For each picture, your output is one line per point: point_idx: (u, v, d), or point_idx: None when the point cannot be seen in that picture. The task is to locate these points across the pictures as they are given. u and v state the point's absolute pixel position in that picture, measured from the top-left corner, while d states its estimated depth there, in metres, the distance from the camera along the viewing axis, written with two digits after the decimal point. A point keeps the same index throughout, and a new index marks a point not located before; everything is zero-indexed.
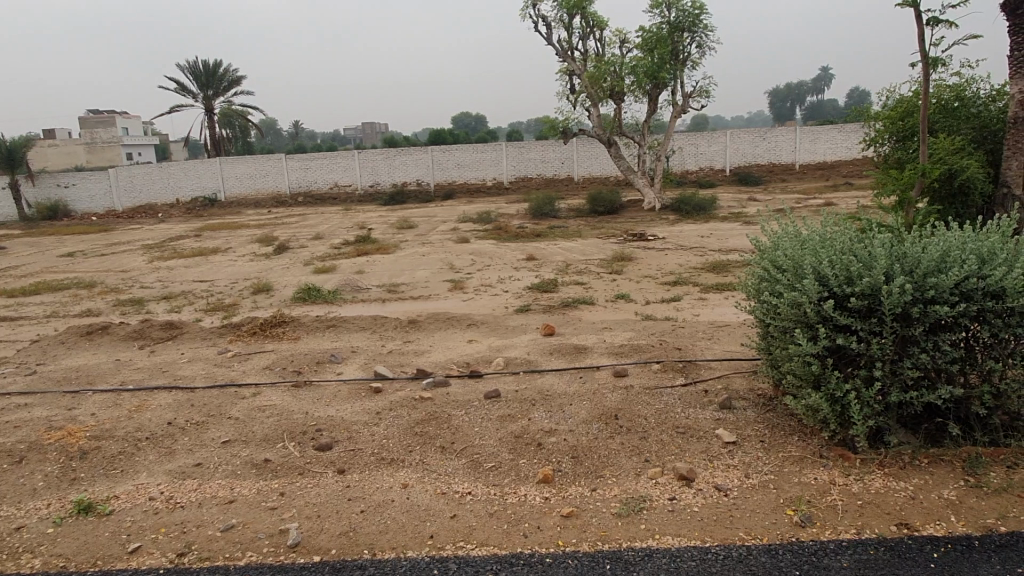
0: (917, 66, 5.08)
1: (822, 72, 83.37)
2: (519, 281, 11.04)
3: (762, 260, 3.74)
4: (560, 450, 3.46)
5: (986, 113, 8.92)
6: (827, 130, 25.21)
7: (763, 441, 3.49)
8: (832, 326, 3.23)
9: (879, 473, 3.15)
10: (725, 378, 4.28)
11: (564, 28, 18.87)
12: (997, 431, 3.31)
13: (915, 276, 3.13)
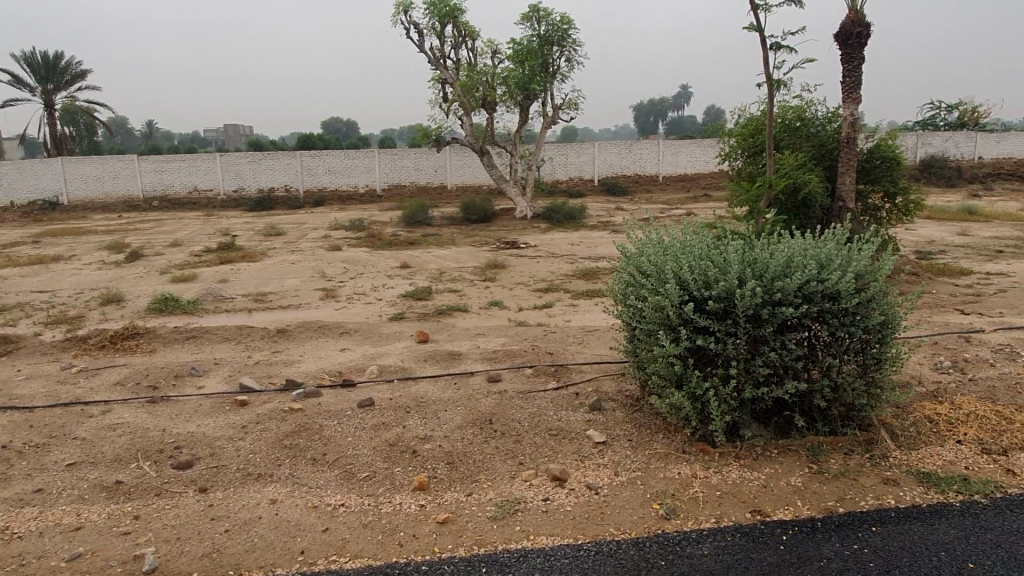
0: (763, 87, 5.50)
1: (682, 90, 88.27)
2: (392, 289, 10.92)
3: (627, 266, 3.90)
4: (434, 457, 3.44)
5: (824, 133, 9.81)
6: (687, 145, 26.86)
7: (631, 440, 3.64)
8: (692, 328, 3.41)
9: (735, 465, 3.37)
10: (596, 381, 4.42)
11: (436, 36, 18.88)
12: (836, 421, 3.61)
13: (764, 280, 3.36)
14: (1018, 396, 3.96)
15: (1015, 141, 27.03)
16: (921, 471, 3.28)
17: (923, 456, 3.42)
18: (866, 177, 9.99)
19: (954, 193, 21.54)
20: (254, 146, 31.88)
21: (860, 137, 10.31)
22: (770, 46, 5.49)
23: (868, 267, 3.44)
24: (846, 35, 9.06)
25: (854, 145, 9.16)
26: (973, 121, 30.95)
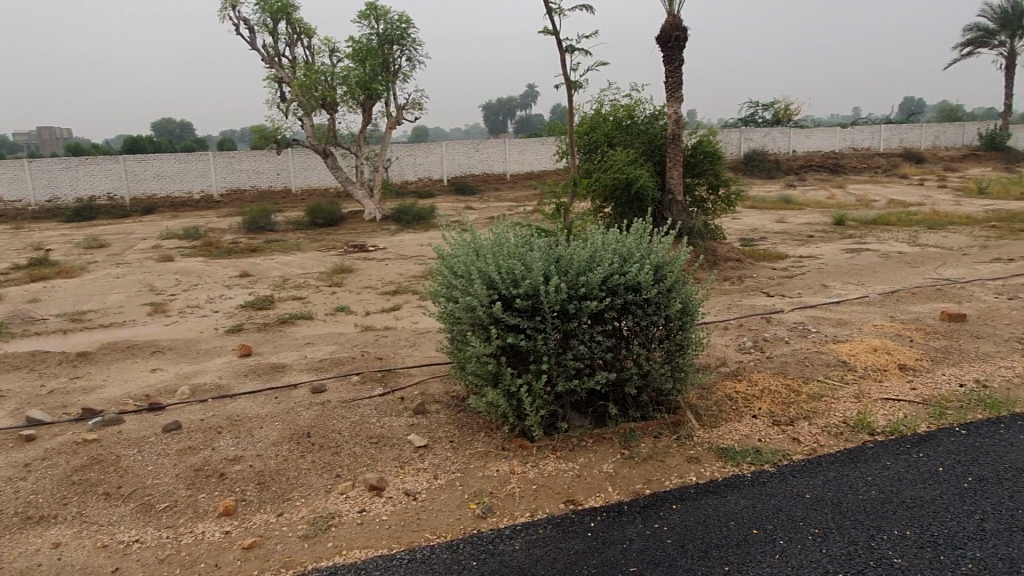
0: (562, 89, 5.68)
1: (528, 89, 90.61)
2: (230, 300, 10.34)
3: (443, 267, 3.90)
4: (244, 478, 3.27)
5: (652, 129, 10.28)
6: (533, 144, 27.77)
7: (452, 441, 3.64)
8: (503, 327, 3.46)
9: (552, 457, 3.45)
10: (422, 384, 4.39)
11: (268, 34, 18.10)
12: (647, 406, 3.80)
13: (569, 276, 3.46)
14: (806, 368, 4.36)
15: (823, 135, 29.83)
16: (720, 447, 3.51)
17: (723, 432, 3.66)
18: (691, 171, 10.61)
19: (773, 184, 23.42)
20: (70, 150, 29.16)
21: (685, 133, 10.94)
22: (566, 48, 5.68)
23: (666, 258, 3.63)
24: (666, 38, 9.63)
25: (680, 141, 9.74)
26: (786, 118, 34.04)
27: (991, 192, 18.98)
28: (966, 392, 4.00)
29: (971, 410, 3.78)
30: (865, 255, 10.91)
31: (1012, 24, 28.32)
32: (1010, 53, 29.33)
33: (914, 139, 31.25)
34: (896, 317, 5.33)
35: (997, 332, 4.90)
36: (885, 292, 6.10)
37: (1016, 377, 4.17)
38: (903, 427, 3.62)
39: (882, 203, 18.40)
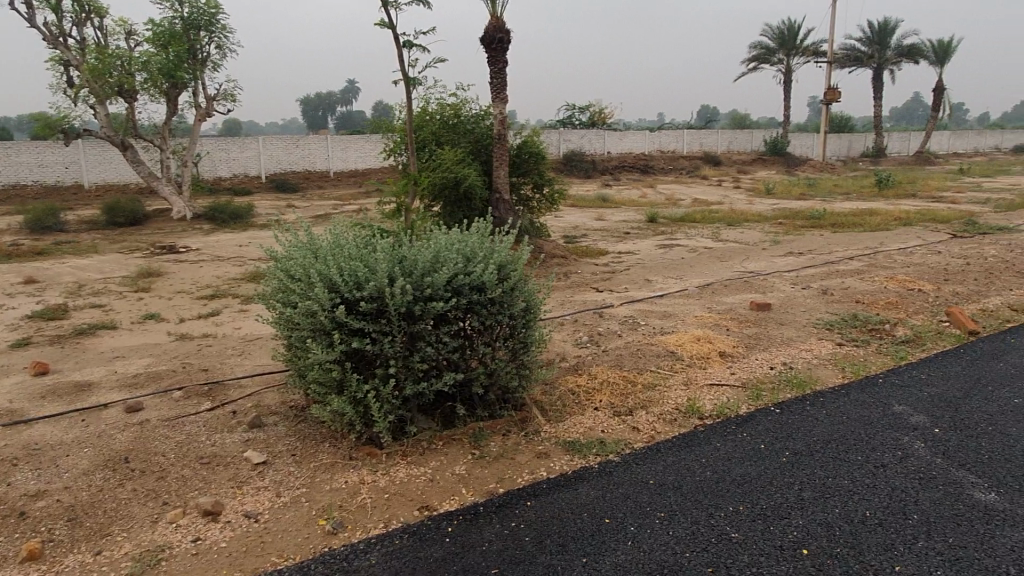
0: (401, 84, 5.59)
1: (348, 84, 88.39)
2: (12, 310, 9.07)
3: (276, 270, 3.65)
4: (52, 515, 2.86)
5: (479, 129, 10.40)
6: (355, 141, 27.11)
7: (294, 455, 3.42)
8: (347, 331, 3.30)
9: (402, 463, 3.35)
10: (255, 396, 4.09)
11: (50, 11, 16.11)
12: (494, 405, 3.81)
13: (413, 277, 3.37)
14: (639, 360, 4.59)
15: (633, 138, 31.78)
16: (566, 440, 3.60)
17: (568, 426, 3.75)
18: (517, 171, 10.85)
19: (591, 184, 24.59)
20: None
21: (510, 133, 11.16)
22: (404, 42, 5.59)
23: (509, 257, 3.66)
24: (490, 39, 9.76)
25: (506, 142, 9.94)
26: (601, 121, 35.96)
27: (777, 192, 21.21)
28: (776, 373, 4.42)
29: (782, 390, 4.18)
30: (677, 251, 11.76)
31: (788, 44, 31.86)
32: (787, 70, 32.98)
33: (711, 144, 34.19)
34: (713, 309, 5.77)
35: (796, 319, 5.46)
36: (700, 285, 6.59)
37: (815, 358, 4.67)
38: (727, 410, 3.92)
39: (688, 202, 19.94)
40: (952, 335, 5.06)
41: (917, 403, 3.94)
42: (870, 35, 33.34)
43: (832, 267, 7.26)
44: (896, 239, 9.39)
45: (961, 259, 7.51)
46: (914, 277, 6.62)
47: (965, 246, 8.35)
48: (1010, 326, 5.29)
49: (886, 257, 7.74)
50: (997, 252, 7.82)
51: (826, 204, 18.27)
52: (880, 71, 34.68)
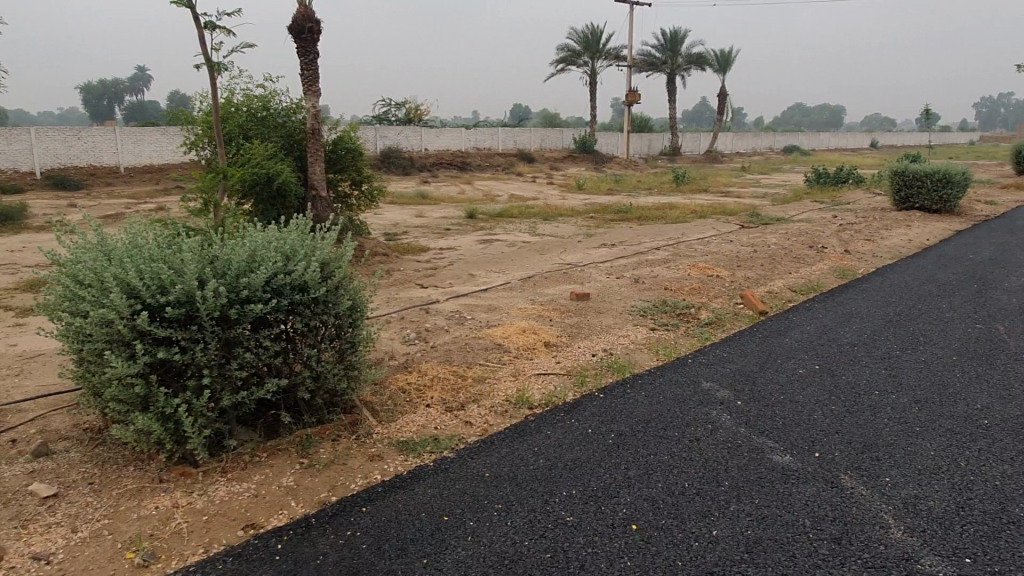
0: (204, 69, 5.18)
1: (138, 72, 80.91)
2: None
3: (60, 275, 3.20)
4: None
5: (290, 124, 9.95)
6: (149, 134, 24.83)
7: (92, 484, 3.04)
8: (151, 341, 2.98)
9: (222, 480, 3.09)
10: (40, 421, 3.59)
11: None
12: (322, 409, 3.63)
13: (227, 278, 3.11)
14: (467, 354, 4.60)
15: (450, 135, 31.97)
16: (400, 440, 3.52)
17: (400, 425, 3.67)
18: (334, 167, 10.50)
19: (409, 180, 24.41)
20: None
21: (325, 128, 10.79)
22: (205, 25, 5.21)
23: (331, 255, 3.50)
24: (299, 29, 9.33)
25: (320, 137, 9.60)
26: (416, 117, 35.85)
27: (587, 188, 22.34)
28: (599, 360, 4.63)
29: (603, 375, 4.38)
30: (497, 246, 11.99)
31: (592, 47, 33.63)
32: (591, 72, 34.82)
33: (524, 141, 35.27)
34: (536, 300, 5.93)
35: (613, 307, 5.76)
36: (522, 278, 6.75)
37: (632, 343, 4.95)
38: (555, 398, 4.04)
39: (505, 198, 20.45)
40: (746, 316, 5.59)
41: (721, 379, 4.30)
42: (663, 43, 36.09)
43: (641, 257, 7.75)
44: (694, 230, 10.23)
45: (749, 247, 8.34)
46: (712, 264, 7.24)
47: (752, 236, 9.28)
48: (792, 305, 5.95)
49: (687, 246, 8.40)
50: (778, 241, 8.77)
51: (632, 199, 19.50)
52: (673, 77, 37.64)
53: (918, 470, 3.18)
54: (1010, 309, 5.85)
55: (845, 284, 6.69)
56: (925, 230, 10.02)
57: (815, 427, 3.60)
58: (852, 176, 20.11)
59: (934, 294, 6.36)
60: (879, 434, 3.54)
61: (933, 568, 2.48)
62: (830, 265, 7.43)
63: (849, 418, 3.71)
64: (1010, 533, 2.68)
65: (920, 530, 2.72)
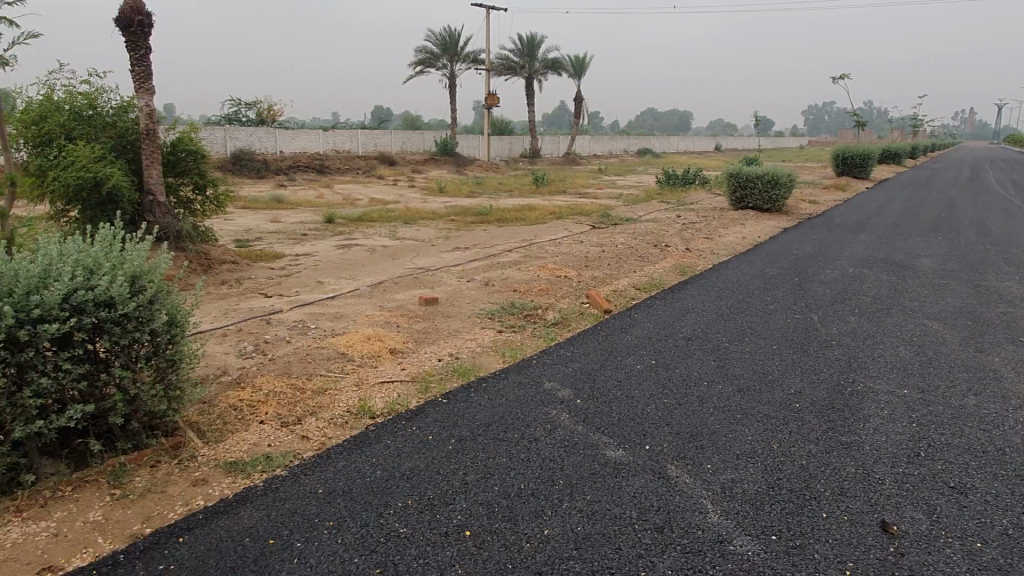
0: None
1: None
2: None
3: None
4: None
5: (121, 123, 9.17)
6: None
7: None
8: None
9: (15, 521, 2.78)
10: None
11: None
12: (140, 434, 3.36)
13: (15, 296, 2.79)
14: (307, 366, 4.43)
15: (306, 137, 30.98)
16: (228, 461, 3.32)
17: (229, 445, 3.47)
18: (173, 170, 9.80)
19: (263, 184, 23.39)
20: None
21: (161, 130, 10.07)
22: None
23: (143, 267, 3.24)
24: (126, 22, 8.66)
25: (155, 137, 8.93)
26: (270, 118, 34.49)
27: (448, 190, 22.35)
28: (445, 365, 4.61)
29: (448, 380, 4.36)
30: (355, 250, 11.73)
31: (450, 50, 33.72)
32: (450, 75, 34.91)
33: (385, 144, 34.78)
34: (384, 306, 5.82)
35: (461, 311, 5.76)
36: (372, 284, 6.61)
37: (479, 346, 4.97)
38: (397, 406, 3.97)
39: (364, 201, 20.08)
40: (591, 315, 5.77)
41: (563, 378, 4.40)
42: (520, 47, 36.78)
43: (494, 260, 7.82)
44: (548, 231, 10.47)
45: (597, 247, 8.63)
46: (561, 265, 7.41)
47: (601, 236, 9.63)
48: (634, 303, 6.20)
49: (539, 248, 8.58)
50: (625, 240, 9.14)
51: (492, 201, 19.70)
52: (530, 81, 38.46)
53: (736, 454, 3.39)
54: (824, 300, 6.40)
55: (683, 281, 7.06)
56: (756, 228, 10.80)
57: (648, 421, 3.76)
58: (697, 178, 21.38)
59: (761, 288, 6.86)
60: (704, 423, 3.74)
61: (743, 548, 2.65)
62: (671, 263, 7.83)
63: (679, 410, 3.90)
64: (811, 508, 2.91)
65: (735, 512, 2.89)
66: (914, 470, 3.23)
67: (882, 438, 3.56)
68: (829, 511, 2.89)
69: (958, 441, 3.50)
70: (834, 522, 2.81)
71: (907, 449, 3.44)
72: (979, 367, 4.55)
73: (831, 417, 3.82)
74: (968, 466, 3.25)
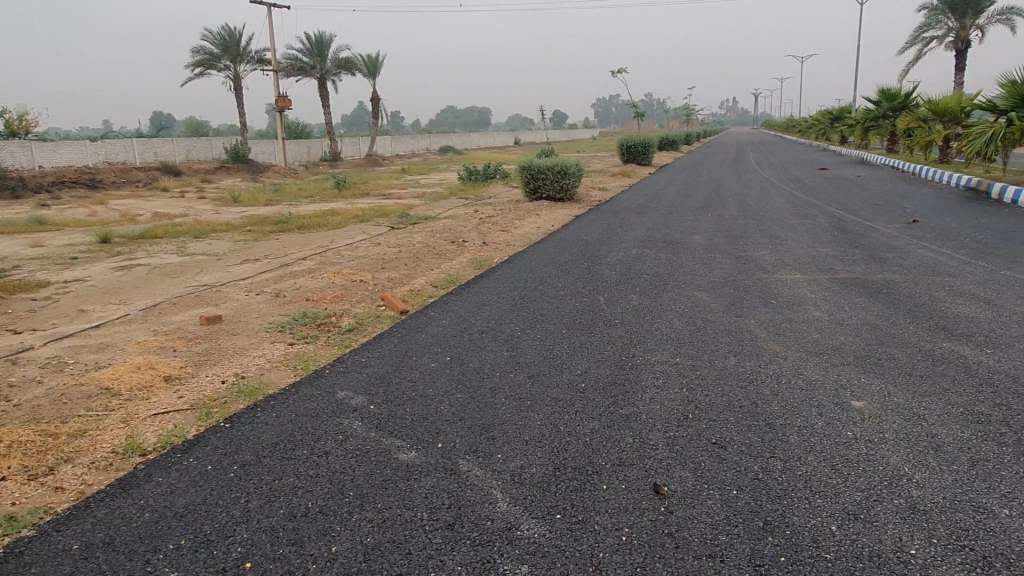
0: None
1: None
2: None
3: None
4: None
5: None
6: None
7: None
8: None
9: None
10: None
11: None
12: None
13: None
14: (63, 407, 3.95)
15: (71, 149, 27.81)
16: None
17: None
18: None
19: (20, 205, 20.64)
20: None
21: None
22: None
23: None
24: None
25: None
26: (23, 130, 30.53)
27: (242, 200, 21.11)
28: (228, 387, 4.30)
29: (232, 403, 4.08)
30: (135, 270, 10.71)
31: (232, 50, 31.82)
32: (235, 76, 32.98)
33: (167, 152, 32.13)
34: (159, 330, 5.35)
35: (248, 327, 5.44)
36: (146, 308, 6.05)
37: (266, 362, 4.70)
38: (172, 438, 3.64)
39: (145, 217, 18.43)
40: (387, 317, 5.69)
41: (356, 385, 4.28)
42: (309, 47, 35.57)
43: (286, 269, 7.47)
44: (345, 235, 10.20)
45: (395, 248, 8.55)
46: (357, 269, 7.25)
47: (400, 236, 9.56)
48: (431, 301, 6.20)
49: (334, 253, 8.33)
50: (423, 239, 9.13)
51: (291, 208, 18.86)
52: (323, 82, 37.34)
53: (526, 440, 3.48)
54: (609, 281, 6.80)
55: (479, 275, 7.18)
56: (550, 217, 11.28)
57: (441, 419, 3.76)
58: (497, 173, 21.94)
59: (553, 275, 7.14)
60: (496, 413, 3.81)
61: (529, 531, 2.72)
62: (468, 258, 7.94)
63: (472, 404, 3.94)
64: (593, 482, 3.06)
65: (522, 497, 2.96)
66: (683, 432, 3.50)
67: (656, 406, 3.83)
68: (609, 483, 3.05)
69: (720, 400, 3.85)
70: (613, 493, 2.97)
71: (678, 413, 3.73)
72: (738, 330, 5.06)
73: (613, 393, 4.05)
74: (728, 422, 3.58)
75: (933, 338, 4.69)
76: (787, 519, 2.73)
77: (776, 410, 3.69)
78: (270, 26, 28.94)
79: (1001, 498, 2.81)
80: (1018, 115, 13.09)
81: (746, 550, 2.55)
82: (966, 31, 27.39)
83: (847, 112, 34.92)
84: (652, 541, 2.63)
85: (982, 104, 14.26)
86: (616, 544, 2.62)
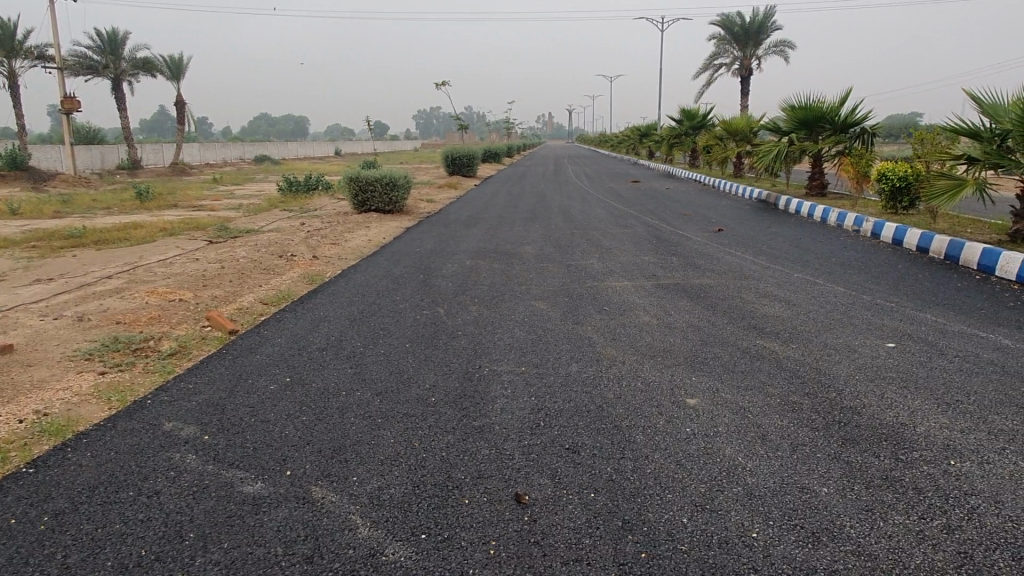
0: None
1: None
2: None
3: None
4: None
5: None
6: None
7: None
8: None
9: None
10: None
11: None
12: None
13: None
14: None
15: None
16: None
17: None
18: None
19: None
20: None
21: None
22: None
23: None
24: None
25: None
26: None
27: (22, 212, 18.68)
28: (28, 427, 3.75)
29: (34, 444, 3.56)
30: None
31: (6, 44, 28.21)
32: (10, 73, 29.24)
33: None
34: None
35: (47, 356, 4.80)
36: None
37: (73, 396, 4.16)
38: None
39: None
40: (214, 339, 5.27)
41: (186, 415, 3.91)
42: (100, 43, 32.42)
43: (88, 290, 6.69)
44: (156, 251, 9.35)
45: (216, 263, 7.97)
46: (174, 287, 6.67)
47: (220, 251, 8.94)
48: (261, 319, 5.83)
49: (146, 271, 7.60)
50: (247, 254, 8.60)
51: (85, 221, 16.96)
52: (118, 83, 34.13)
53: (380, 460, 3.36)
54: (448, 293, 6.79)
55: (312, 290, 6.88)
56: (380, 229, 11.08)
57: (286, 444, 3.53)
58: (319, 184, 21.21)
59: (390, 289, 7.00)
60: (345, 434, 3.65)
61: (395, 555, 2.62)
62: (297, 273, 7.59)
63: (319, 426, 3.75)
64: (454, 498, 3.02)
65: (383, 520, 2.85)
66: (537, 440, 3.56)
67: (509, 416, 3.87)
68: (470, 496, 3.03)
69: (568, 406, 3.97)
70: (475, 507, 2.95)
71: (530, 421, 3.79)
72: (577, 337, 5.25)
73: (464, 405, 4.03)
74: (578, 427, 3.70)
75: (747, 336, 5.16)
76: (643, 516, 2.86)
77: (621, 412, 3.87)
78: (53, 16, 25.94)
79: (820, 477, 3.14)
80: (796, 136, 14.81)
81: (609, 550, 2.64)
82: (749, 60, 30.57)
83: (652, 129, 37.66)
84: (519, 551, 2.64)
85: (767, 125, 15.97)
86: (484, 559, 2.59)
